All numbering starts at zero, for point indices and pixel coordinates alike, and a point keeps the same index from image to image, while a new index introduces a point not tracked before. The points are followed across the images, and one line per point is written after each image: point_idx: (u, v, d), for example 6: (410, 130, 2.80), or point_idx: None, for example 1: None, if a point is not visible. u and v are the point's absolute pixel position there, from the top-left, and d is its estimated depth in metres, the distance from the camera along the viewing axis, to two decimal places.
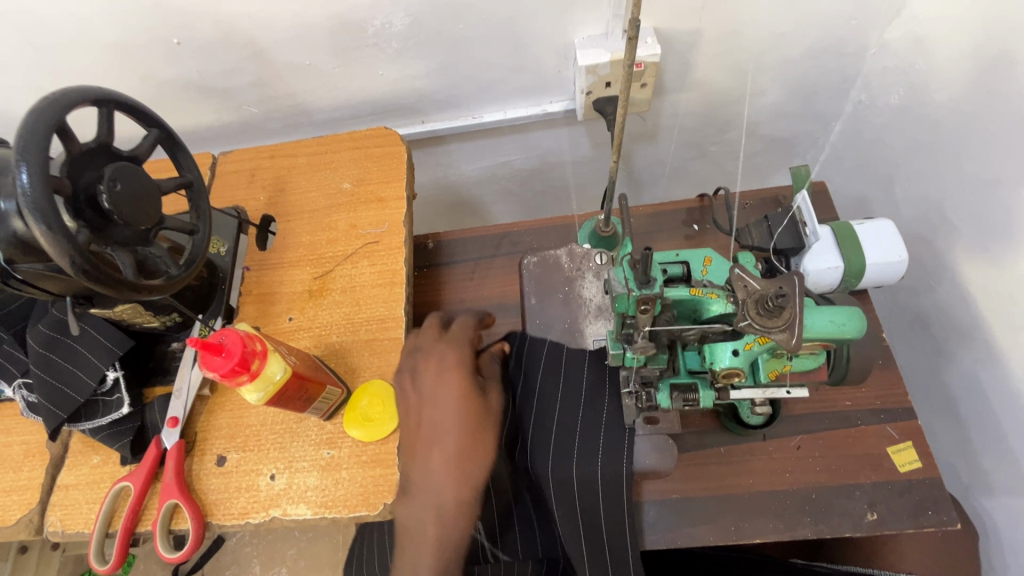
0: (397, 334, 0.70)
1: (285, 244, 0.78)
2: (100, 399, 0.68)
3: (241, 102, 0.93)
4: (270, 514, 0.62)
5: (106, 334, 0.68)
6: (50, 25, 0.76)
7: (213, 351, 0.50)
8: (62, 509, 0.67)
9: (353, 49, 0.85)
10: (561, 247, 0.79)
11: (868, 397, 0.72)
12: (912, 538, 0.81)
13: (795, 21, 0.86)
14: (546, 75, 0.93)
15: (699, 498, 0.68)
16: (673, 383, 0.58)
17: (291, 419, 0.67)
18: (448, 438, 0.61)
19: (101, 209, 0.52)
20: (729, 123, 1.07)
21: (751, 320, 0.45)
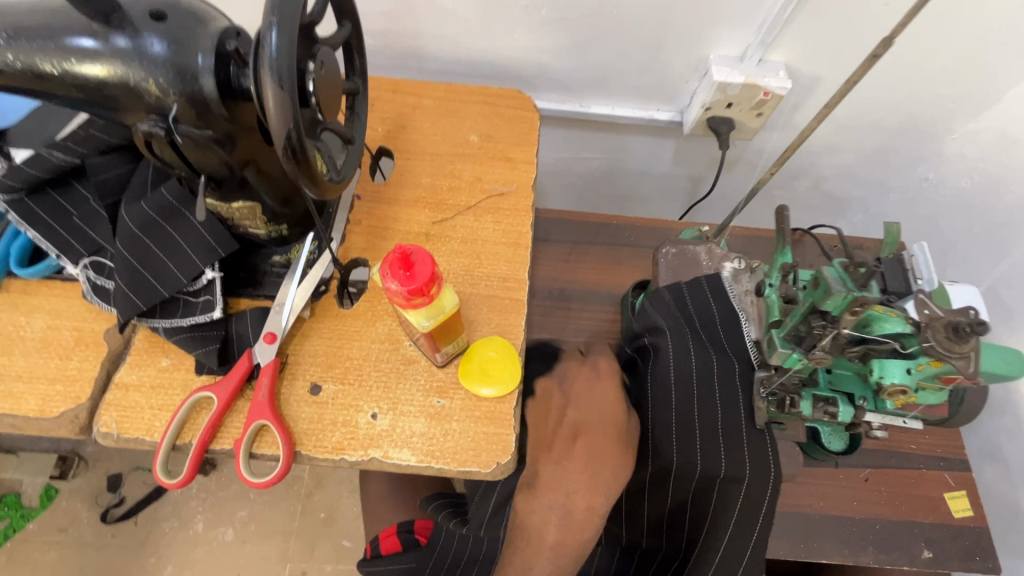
0: (519, 295, 0.67)
1: (402, 181, 0.75)
2: (183, 297, 0.62)
3: (362, 29, 0.89)
4: (369, 455, 0.58)
5: (210, 230, 0.61)
6: None
7: (405, 265, 0.46)
8: (119, 410, 0.59)
9: (500, 6, 0.83)
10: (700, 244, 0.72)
11: (930, 444, 0.76)
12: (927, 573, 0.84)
13: (903, 91, 0.93)
14: (668, 82, 0.95)
15: (775, 514, 0.70)
16: (813, 393, 0.60)
17: (398, 360, 0.63)
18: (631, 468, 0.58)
19: (303, 87, 0.47)
20: (803, 171, 1.14)
21: (936, 342, 0.48)
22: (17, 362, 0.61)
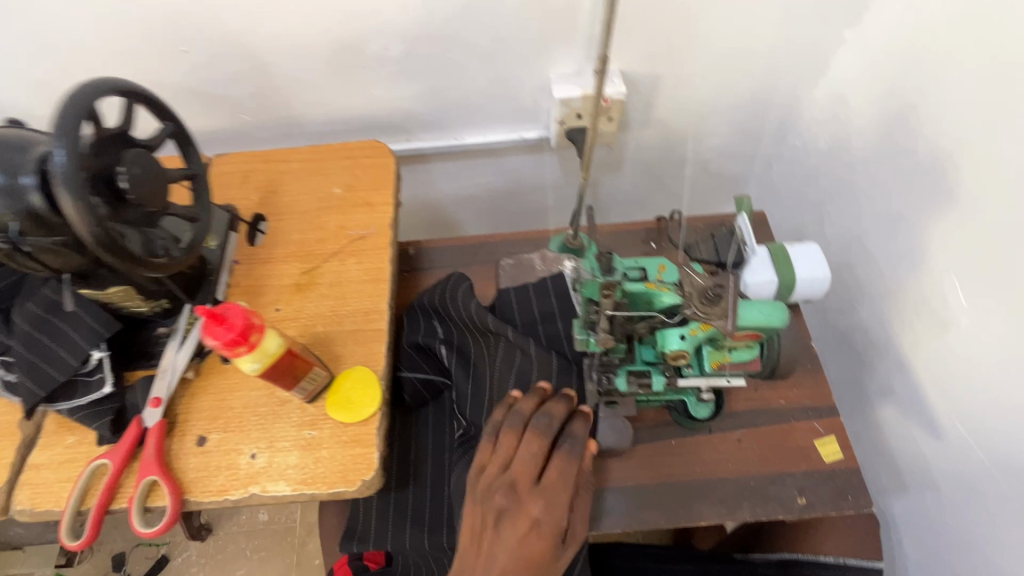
0: (380, 325, 0.75)
1: (275, 241, 0.83)
2: (81, 379, 0.71)
3: (237, 111, 0.98)
4: (249, 491, 0.65)
5: (94, 315, 0.70)
6: (64, 30, 0.81)
7: (216, 322, 0.54)
8: (31, 488, 0.67)
9: (348, 69, 0.93)
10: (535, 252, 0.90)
11: (798, 396, 0.81)
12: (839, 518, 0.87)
13: (740, 74, 1.00)
14: (524, 104, 1.03)
15: (654, 486, 0.75)
16: (629, 370, 0.66)
17: (274, 402, 0.70)
18: (538, 507, 0.62)
19: (117, 188, 0.56)
20: (685, 160, 1.20)
21: (694, 309, 0.55)
22: None
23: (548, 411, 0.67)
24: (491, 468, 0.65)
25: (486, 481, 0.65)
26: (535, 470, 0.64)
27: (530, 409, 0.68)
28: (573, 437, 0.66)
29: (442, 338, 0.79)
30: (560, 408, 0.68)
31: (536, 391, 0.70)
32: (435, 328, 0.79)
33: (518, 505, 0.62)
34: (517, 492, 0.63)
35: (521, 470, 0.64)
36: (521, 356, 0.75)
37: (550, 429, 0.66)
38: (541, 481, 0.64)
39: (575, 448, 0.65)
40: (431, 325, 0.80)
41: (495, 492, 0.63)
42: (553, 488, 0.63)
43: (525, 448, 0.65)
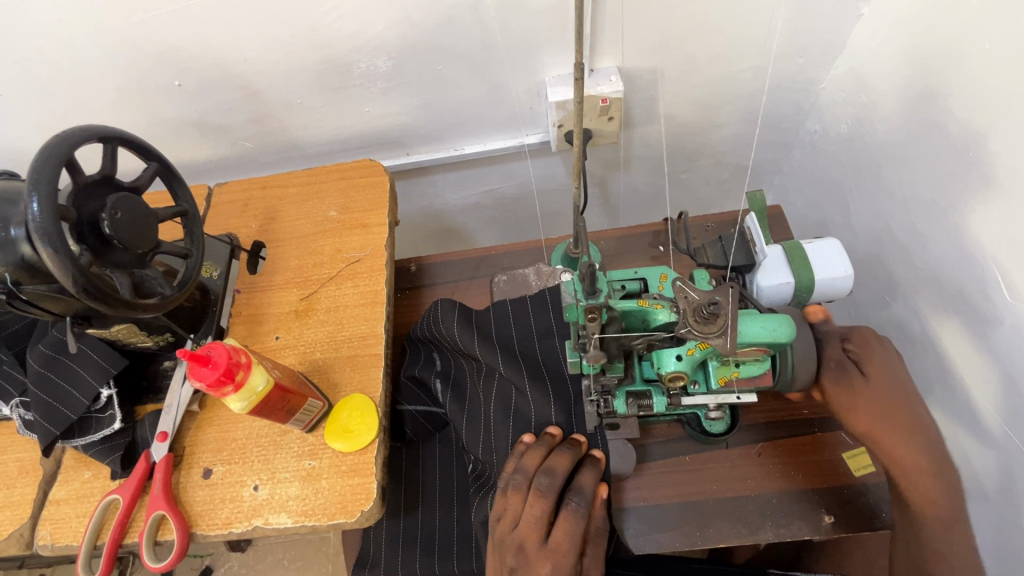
0: (377, 350, 0.74)
1: (274, 268, 0.83)
2: (93, 416, 0.72)
3: (236, 138, 0.99)
4: (253, 523, 0.65)
5: (102, 354, 0.72)
6: (61, 74, 0.83)
7: (200, 363, 0.54)
8: (52, 523, 0.69)
9: (339, 89, 0.92)
10: (530, 268, 0.92)
11: (824, 405, 0.75)
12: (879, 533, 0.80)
13: (749, 61, 0.94)
14: (521, 110, 1.00)
15: (668, 506, 0.71)
16: (628, 390, 0.64)
17: (275, 432, 0.70)
18: (546, 568, 0.61)
19: (102, 234, 0.57)
20: (697, 153, 1.14)
21: (690, 327, 0.50)
22: None
23: (549, 470, 0.64)
24: (504, 521, 0.65)
25: (499, 534, 0.65)
26: (542, 530, 0.63)
27: (534, 464, 0.66)
28: (582, 493, 0.63)
29: (440, 369, 0.77)
30: (563, 462, 0.65)
31: (542, 441, 0.68)
32: (431, 361, 0.78)
33: (528, 563, 0.62)
34: (524, 551, 0.62)
35: (527, 531, 0.63)
36: (517, 391, 0.72)
37: (553, 489, 0.63)
38: (549, 542, 0.62)
39: (582, 505, 0.63)
40: (428, 356, 0.78)
41: (507, 550, 0.63)
42: (559, 548, 0.62)
43: (530, 509, 0.63)
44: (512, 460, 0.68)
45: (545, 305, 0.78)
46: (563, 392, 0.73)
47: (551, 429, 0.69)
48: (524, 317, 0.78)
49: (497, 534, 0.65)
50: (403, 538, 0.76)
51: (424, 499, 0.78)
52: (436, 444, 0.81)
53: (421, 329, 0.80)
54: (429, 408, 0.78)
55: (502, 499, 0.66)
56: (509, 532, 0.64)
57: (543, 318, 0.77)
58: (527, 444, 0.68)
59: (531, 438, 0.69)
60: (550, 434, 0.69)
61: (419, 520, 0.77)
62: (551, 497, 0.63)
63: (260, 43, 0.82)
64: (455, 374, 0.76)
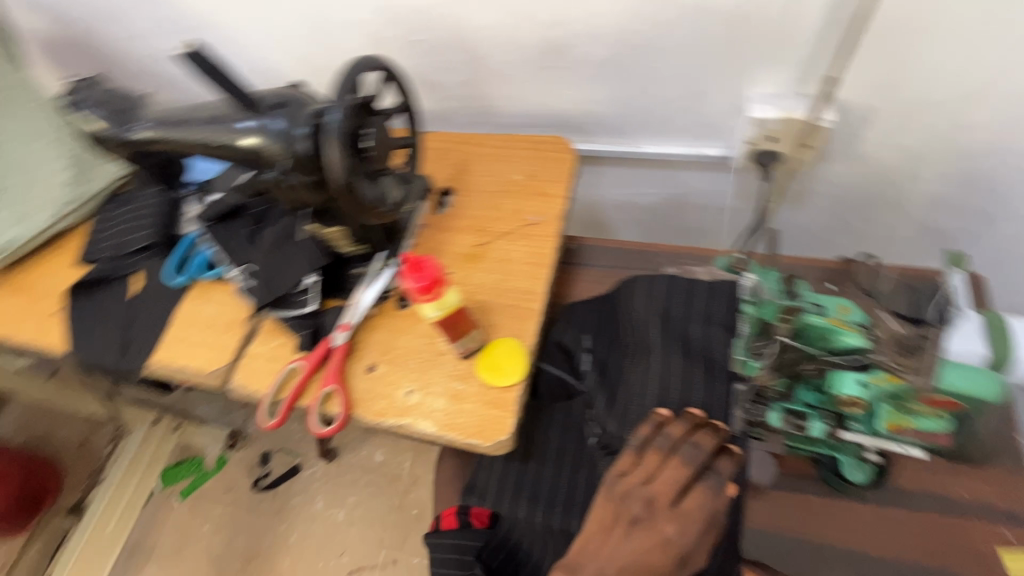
0: (536, 305, 0.80)
1: (458, 214, 0.93)
2: (295, 294, 0.87)
3: (445, 96, 1.11)
4: (401, 420, 0.74)
5: (315, 247, 0.86)
6: (335, 15, 0.99)
7: (416, 268, 0.63)
8: (246, 370, 0.85)
9: (550, 69, 1.00)
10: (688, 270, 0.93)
11: (990, 493, 0.68)
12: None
13: (984, 115, 0.87)
14: (712, 121, 1.01)
15: (780, 537, 0.69)
16: (785, 408, 0.69)
17: (434, 351, 0.79)
18: (670, 527, 0.64)
19: (362, 145, 0.69)
20: (883, 203, 1.08)
21: (885, 358, 0.63)
22: (193, 334, 0.90)
23: (696, 444, 0.66)
24: (632, 477, 0.67)
25: (624, 486, 0.67)
26: (675, 494, 0.66)
27: (678, 434, 0.67)
28: (718, 474, 0.66)
29: (589, 347, 0.86)
30: (709, 440, 0.67)
31: (687, 416, 0.68)
32: (582, 337, 0.87)
33: (653, 519, 0.65)
34: (654, 504, 0.65)
35: (660, 490, 0.66)
36: (672, 373, 0.72)
37: (696, 461, 0.66)
38: (678, 507, 0.65)
39: (716, 483, 0.66)
40: (580, 333, 0.87)
41: (631, 500, 0.66)
42: (688, 515, 0.64)
43: (670, 470, 0.66)
44: (651, 426, 0.69)
45: (721, 293, 0.75)
46: (710, 376, 0.72)
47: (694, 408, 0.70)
48: (696, 302, 0.75)
49: (620, 486, 0.67)
50: (509, 483, 0.80)
51: (537, 456, 0.81)
52: (559, 411, 0.83)
53: (581, 309, 0.90)
54: (566, 374, 0.85)
55: (633, 458, 0.68)
56: (639, 486, 0.67)
57: (715, 306, 0.74)
58: (664, 416, 0.69)
59: (669, 412, 0.69)
60: (693, 414, 0.69)
61: (530, 474, 0.80)
62: (693, 468, 0.66)
63: (501, 16, 0.92)
64: (604, 353, 0.84)
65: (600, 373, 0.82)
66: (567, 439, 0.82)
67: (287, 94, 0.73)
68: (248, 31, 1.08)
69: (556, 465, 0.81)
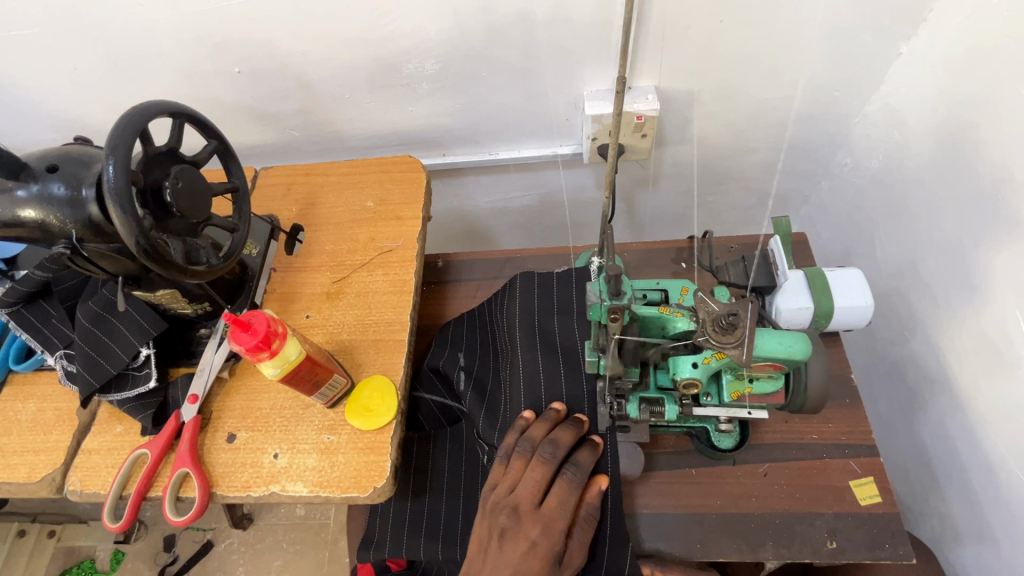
0: (402, 336, 0.77)
1: (309, 251, 0.87)
2: (131, 372, 0.77)
3: (284, 126, 1.04)
4: (270, 489, 0.68)
5: (145, 315, 0.76)
6: (132, 53, 0.89)
7: (242, 328, 0.58)
8: (83, 470, 0.73)
9: (386, 87, 0.96)
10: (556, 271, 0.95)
11: (835, 432, 0.76)
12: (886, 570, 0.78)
13: (784, 90, 0.95)
14: (557, 121, 1.04)
15: (669, 515, 0.72)
16: (642, 396, 0.65)
17: (299, 405, 0.74)
18: (536, 531, 0.63)
19: (162, 201, 0.62)
20: (724, 177, 1.16)
21: (708, 336, 0.52)
22: (13, 440, 0.77)
23: (554, 440, 0.66)
24: (501, 487, 0.67)
25: (494, 500, 0.66)
26: (538, 494, 0.64)
27: (540, 435, 0.68)
28: (579, 466, 0.65)
29: (464, 364, 0.83)
30: (567, 436, 0.67)
31: (547, 415, 0.70)
32: (455, 356, 0.83)
33: (520, 524, 0.63)
34: (519, 511, 0.64)
35: (523, 494, 0.64)
36: (539, 371, 0.75)
37: (555, 458, 0.65)
38: (542, 507, 0.64)
39: (578, 477, 0.65)
40: (453, 352, 0.84)
41: (500, 511, 0.65)
42: (552, 514, 0.63)
43: (532, 472, 0.65)
44: (514, 433, 0.70)
45: (569, 283, 0.79)
46: (573, 368, 0.74)
47: (556, 404, 0.71)
48: (547, 298, 0.79)
49: (490, 500, 0.67)
50: (409, 522, 0.78)
51: (432, 489, 0.79)
52: (447, 438, 0.83)
53: (454, 328, 0.88)
54: (445, 399, 0.84)
55: (501, 465, 0.69)
56: (505, 495, 0.66)
57: (565, 300, 0.78)
58: (528, 420, 0.70)
59: (531, 414, 0.71)
60: (555, 409, 0.70)
61: (430, 508, 0.78)
62: (553, 465, 0.65)
63: (318, 38, 0.87)
64: (480, 369, 0.83)
65: (477, 390, 0.80)
66: (458, 465, 0.81)
67: (62, 154, 0.63)
68: (32, 81, 0.94)
69: (451, 494, 0.79)
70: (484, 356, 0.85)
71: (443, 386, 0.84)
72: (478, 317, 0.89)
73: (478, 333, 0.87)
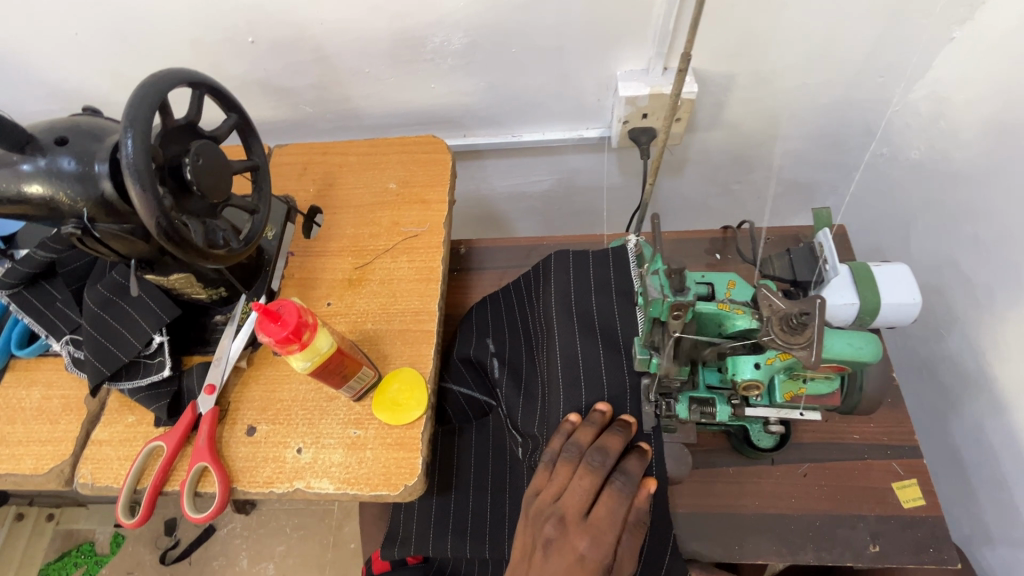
0: (429, 326, 0.73)
1: (329, 235, 0.83)
2: (143, 360, 0.72)
3: (298, 102, 0.99)
4: (294, 485, 0.65)
5: (157, 301, 0.72)
6: (138, 18, 0.83)
7: (271, 319, 0.54)
8: (93, 463, 0.70)
9: (409, 63, 0.91)
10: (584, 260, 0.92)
11: (876, 432, 0.74)
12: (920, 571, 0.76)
13: (826, 75, 0.91)
14: (586, 102, 0.99)
15: (706, 515, 0.70)
16: (692, 396, 0.64)
17: (322, 397, 0.70)
18: (583, 542, 0.59)
19: (182, 179, 0.57)
20: (753, 165, 1.12)
21: (774, 335, 0.49)
22: (17, 429, 0.73)
23: (602, 447, 0.63)
24: (545, 493, 0.64)
25: (538, 506, 0.63)
26: (585, 505, 0.61)
27: (586, 440, 0.64)
28: (628, 475, 0.62)
29: (495, 350, 0.82)
30: (616, 442, 0.63)
31: (593, 418, 0.66)
32: (486, 342, 0.82)
33: (566, 535, 0.60)
34: (565, 522, 0.61)
35: (570, 503, 0.61)
36: (583, 354, 0.70)
37: (604, 467, 0.62)
38: (589, 518, 0.61)
39: (628, 486, 0.61)
40: (482, 340, 0.83)
41: (544, 520, 0.62)
42: (600, 525, 0.60)
43: (579, 481, 0.62)
44: (559, 437, 0.66)
45: (607, 263, 0.75)
46: (613, 350, 0.71)
47: (601, 405, 0.67)
48: (585, 277, 0.74)
49: (534, 506, 0.64)
50: (436, 519, 0.75)
51: (458, 485, 0.76)
52: (475, 432, 0.80)
53: (478, 312, 0.86)
54: (473, 393, 0.83)
55: (545, 473, 0.65)
56: (550, 503, 0.63)
57: (604, 281, 0.74)
58: (574, 424, 0.67)
59: (578, 417, 0.67)
60: (602, 412, 0.66)
61: (461, 507, 0.75)
62: (601, 473, 0.62)
63: (339, 6, 0.81)
64: (511, 354, 0.82)
65: (512, 375, 0.80)
66: (484, 458, 0.78)
67: (71, 125, 0.58)
68: (28, 47, 0.87)
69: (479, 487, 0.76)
70: (516, 341, 0.82)
71: (472, 376, 0.83)
72: (501, 301, 0.85)
73: (510, 320, 0.84)
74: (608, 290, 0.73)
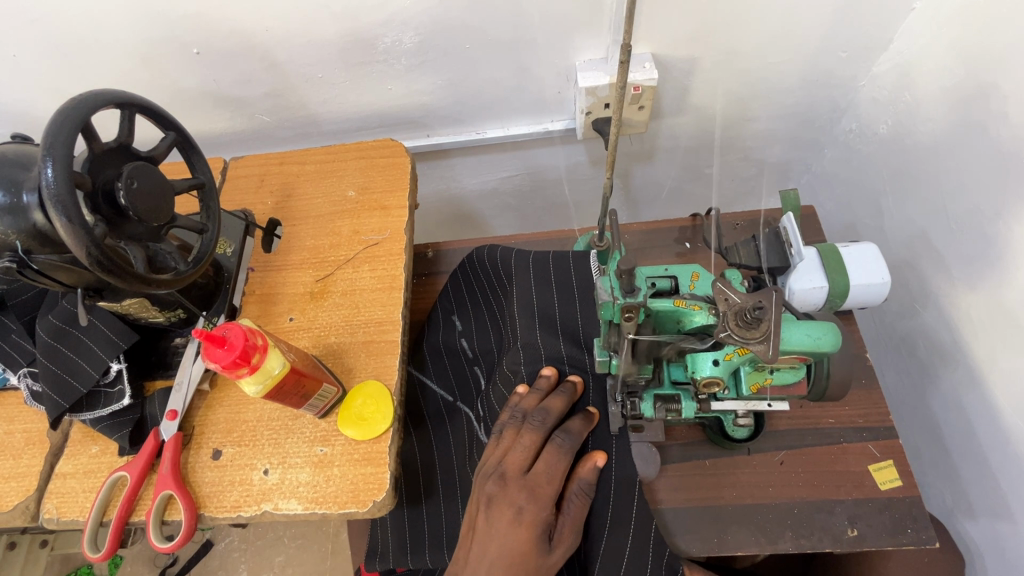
0: (394, 336, 0.72)
1: (289, 247, 0.81)
2: (103, 390, 0.71)
3: (254, 111, 0.97)
4: (262, 508, 0.64)
5: (113, 328, 0.70)
6: (75, 35, 0.80)
7: (216, 344, 0.53)
8: (58, 497, 0.68)
9: (362, 65, 0.89)
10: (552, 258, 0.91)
11: (851, 415, 0.74)
12: (901, 551, 0.76)
13: (789, 53, 0.89)
14: (548, 95, 0.97)
15: (685, 510, 0.70)
16: (656, 394, 0.65)
17: (287, 416, 0.69)
18: (521, 496, 0.61)
19: (117, 205, 0.55)
20: (724, 148, 1.11)
21: (730, 331, 0.48)
22: None
23: (544, 408, 0.66)
24: (492, 457, 0.66)
25: (483, 468, 0.65)
26: (526, 461, 0.63)
27: (532, 405, 0.68)
28: (569, 432, 0.65)
29: (462, 329, 0.86)
30: (560, 404, 0.67)
31: (540, 385, 0.70)
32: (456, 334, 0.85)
33: (505, 492, 0.62)
34: (505, 477, 0.63)
35: (511, 460, 0.63)
36: (542, 340, 0.74)
37: (545, 425, 0.65)
38: (529, 474, 0.62)
39: (568, 443, 0.64)
40: (451, 332, 0.86)
41: (487, 478, 0.64)
42: (538, 480, 0.62)
43: (521, 439, 0.64)
44: (508, 405, 0.70)
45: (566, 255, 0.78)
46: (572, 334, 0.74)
47: (545, 371, 0.71)
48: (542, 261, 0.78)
49: (481, 470, 0.66)
50: (411, 532, 0.75)
51: (430, 496, 0.75)
52: (447, 427, 0.80)
53: (445, 306, 0.87)
54: (440, 393, 0.82)
55: (494, 441, 0.68)
56: (496, 463, 0.65)
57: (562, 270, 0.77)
58: (521, 394, 0.70)
59: (525, 388, 0.71)
60: (547, 377, 0.71)
61: (431, 520, 0.75)
62: (542, 431, 0.65)
63: (283, 12, 0.79)
64: (479, 333, 0.86)
65: (483, 353, 0.85)
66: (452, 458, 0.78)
67: None
68: None
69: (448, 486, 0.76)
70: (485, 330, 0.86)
71: (441, 376, 0.83)
72: (470, 283, 0.86)
73: (478, 312, 0.86)
74: (565, 264, 0.77)
